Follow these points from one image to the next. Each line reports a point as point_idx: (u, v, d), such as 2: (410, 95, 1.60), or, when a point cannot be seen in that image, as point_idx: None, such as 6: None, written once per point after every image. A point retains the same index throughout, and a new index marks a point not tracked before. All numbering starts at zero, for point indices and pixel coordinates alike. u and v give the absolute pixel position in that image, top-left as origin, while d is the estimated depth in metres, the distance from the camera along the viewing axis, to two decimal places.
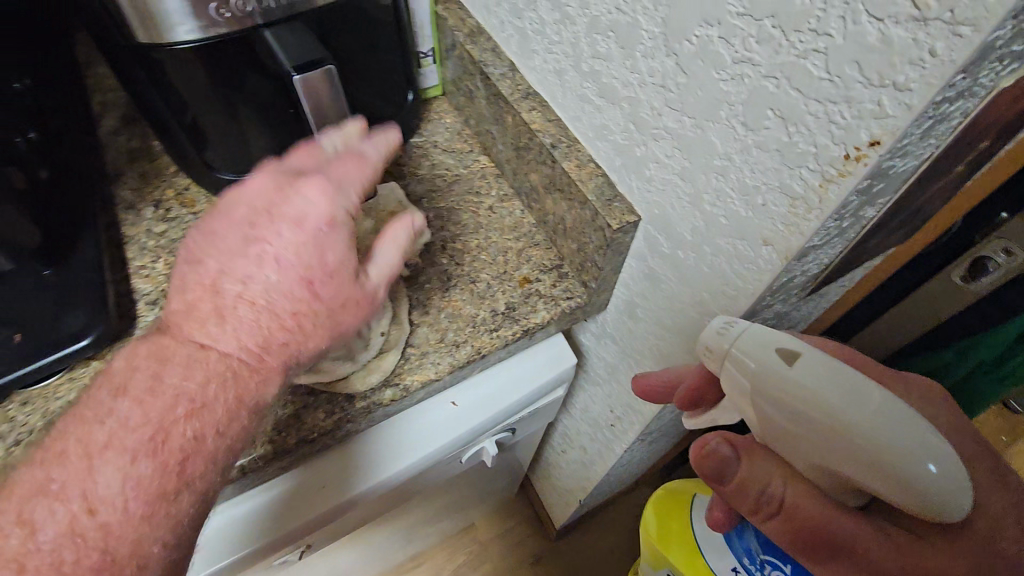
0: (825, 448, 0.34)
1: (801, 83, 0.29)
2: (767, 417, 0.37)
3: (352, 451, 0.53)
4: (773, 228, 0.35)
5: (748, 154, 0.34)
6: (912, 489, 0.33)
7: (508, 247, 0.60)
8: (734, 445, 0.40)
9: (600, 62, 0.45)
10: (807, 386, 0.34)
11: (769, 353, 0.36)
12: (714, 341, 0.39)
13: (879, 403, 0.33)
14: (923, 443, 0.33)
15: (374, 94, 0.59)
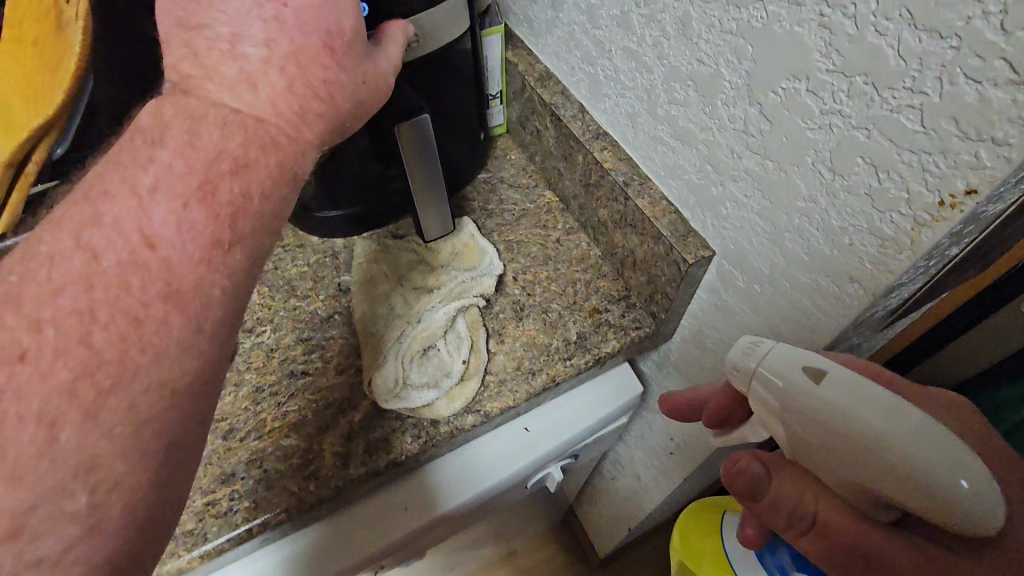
0: (854, 468, 0.32)
1: (895, 135, 0.31)
2: (795, 439, 0.34)
3: (433, 474, 0.55)
4: (861, 266, 0.36)
5: (835, 197, 0.36)
6: (944, 508, 0.30)
7: (577, 278, 0.62)
8: (762, 461, 0.36)
9: (677, 107, 0.47)
10: (834, 405, 0.32)
11: (797, 372, 0.34)
12: (740, 363, 0.37)
13: (908, 419, 0.31)
14: (956, 459, 0.30)
15: (455, 138, 0.62)
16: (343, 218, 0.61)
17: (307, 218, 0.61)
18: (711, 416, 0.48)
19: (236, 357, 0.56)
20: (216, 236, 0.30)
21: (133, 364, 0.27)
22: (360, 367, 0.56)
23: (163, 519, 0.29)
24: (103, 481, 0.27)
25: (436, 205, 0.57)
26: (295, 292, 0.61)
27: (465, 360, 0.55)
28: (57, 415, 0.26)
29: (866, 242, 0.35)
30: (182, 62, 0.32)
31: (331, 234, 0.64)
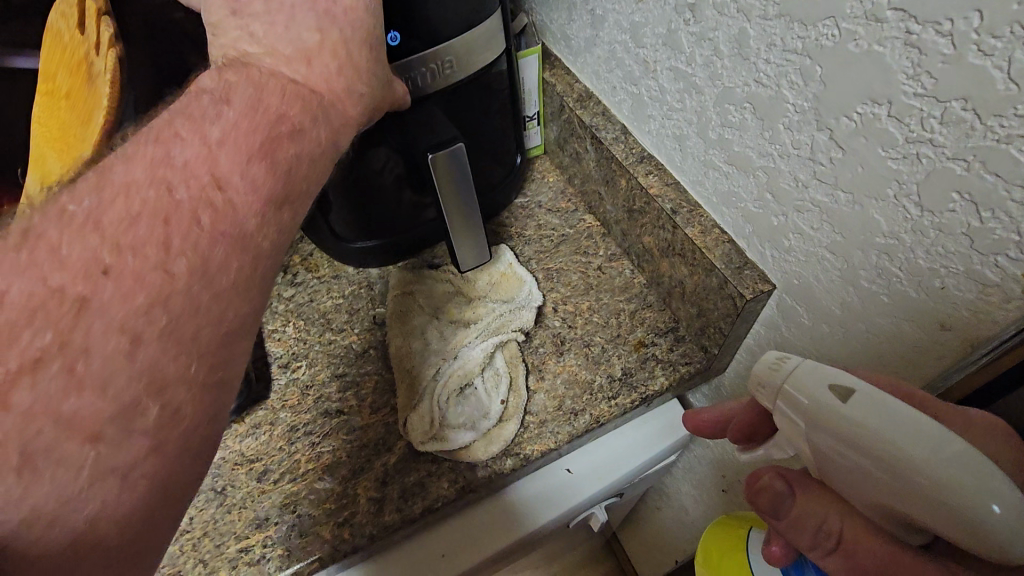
0: (877, 486, 0.31)
1: (1003, 169, 0.27)
2: (822, 457, 0.34)
3: (470, 518, 0.53)
4: (955, 313, 0.32)
5: (923, 235, 0.32)
6: (972, 529, 0.28)
7: (621, 309, 0.59)
8: (788, 481, 0.36)
9: (731, 131, 0.44)
10: (858, 425, 0.31)
11: (822, 389, 0.33)
12: (765, 378, 0.37)
13: (934, 439, 0.29)
14: (986, 480, 0.28)
15: (489, 161, 0.60)
16: (373, 248, 0.59)
17: (336, 248, 0.59)
18: (736, 430, 0.46)
19: (271, 394, 0.55)
20: (276, 193, 0.28)
21: (206, 301, 0.25)
22: (395, 406, 0.54)
23: (200, 465, 0.27)
24: (174, 405, 0.24)
25: (469, 233, 0.53)
26: (330, 325, 0.60)
27: (504, 400, 0.52)
28: (141, 330, 0.23)
29: (963, 286, 0.31)
30: (239, 41, 0.31)
31: (362, 264, 0.62)
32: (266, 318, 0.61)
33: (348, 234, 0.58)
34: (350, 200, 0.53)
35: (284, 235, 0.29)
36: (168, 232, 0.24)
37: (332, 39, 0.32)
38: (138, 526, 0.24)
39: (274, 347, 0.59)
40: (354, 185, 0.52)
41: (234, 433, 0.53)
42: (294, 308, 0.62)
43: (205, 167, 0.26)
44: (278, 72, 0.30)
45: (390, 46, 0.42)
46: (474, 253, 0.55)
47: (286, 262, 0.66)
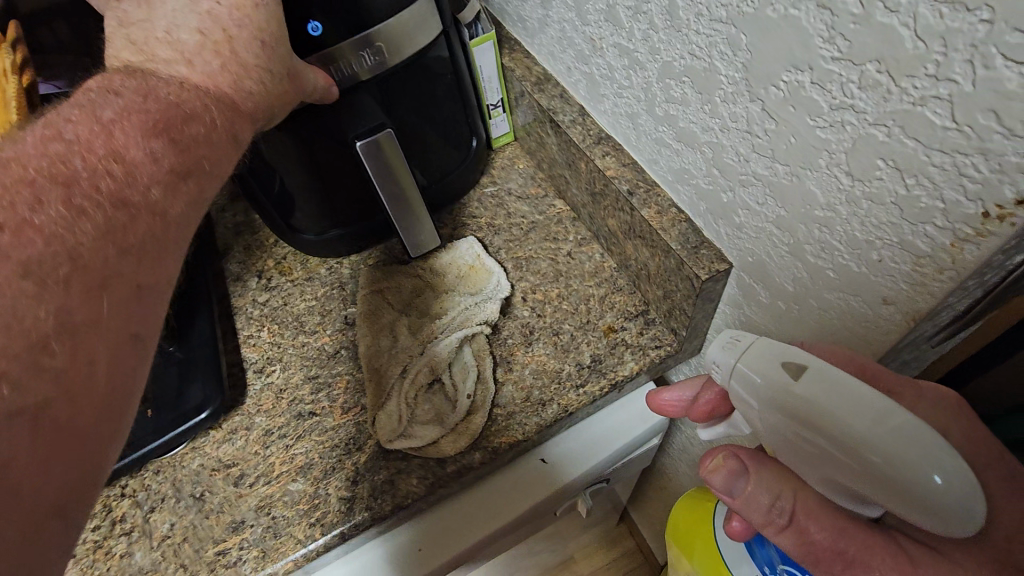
0: (829, 462, 0.32)
1: (920, 133, 0.25)
2: (779, 435, 0.34)
3: (446, 509, 0.53)
4: (894, 287, 0.30)
5: (859, 206, 0.30)
6: (914, 499, 0.29)
7: (590, 294, 0.58)
8: (741, 459, 0.36)
9: (676, 106, 0.42)
10: (811, 403, 0.31)
11: (777, 369, 0.33)
12: (721, 359, 0.36)
13: (879, 412, 0.30)
14: (928, 448, 0.29)
15: (446, 148, 0.59)
16: (336, 238, 0.60)
17: (298, 242, 0.60)
18: (700, 409, 0.46)
19: (247, 398, 0.57)
20: (178, 166, 0.33)
21: (115, 265, 0.29)
22: (365, 405, 0.54)
23: (119, 419, 0.28)
24: (85, 349, 0.27)
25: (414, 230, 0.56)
26: (303, 328, 0.61)
27: (472, 393, 0.52)
28: (44, 275, 0.26)
29: (898, 257, 0.29)
30: (121, 51, 0.36)
31: (331, 255, 0.63)
32: (240, 324, 0.62)
33: (310, 227, 0.58)
34: (306, 192, 0.53)
35: (188, 204, 0.34)
36: (69, 193, 0.28)
37: (215, 40, 0.36)
38: (63, 477, 0.25)
39: (249, 352, 0.59)
40: (306, 177, 0.52)
41: (212, 439, 0.54)
42: (269, 312, 0.62)
43: (101, 142, 0.30)
44: (162, 73, 0.35)
45: (311, 35, 0.42)
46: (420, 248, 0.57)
47: (260, 267, 0.66)
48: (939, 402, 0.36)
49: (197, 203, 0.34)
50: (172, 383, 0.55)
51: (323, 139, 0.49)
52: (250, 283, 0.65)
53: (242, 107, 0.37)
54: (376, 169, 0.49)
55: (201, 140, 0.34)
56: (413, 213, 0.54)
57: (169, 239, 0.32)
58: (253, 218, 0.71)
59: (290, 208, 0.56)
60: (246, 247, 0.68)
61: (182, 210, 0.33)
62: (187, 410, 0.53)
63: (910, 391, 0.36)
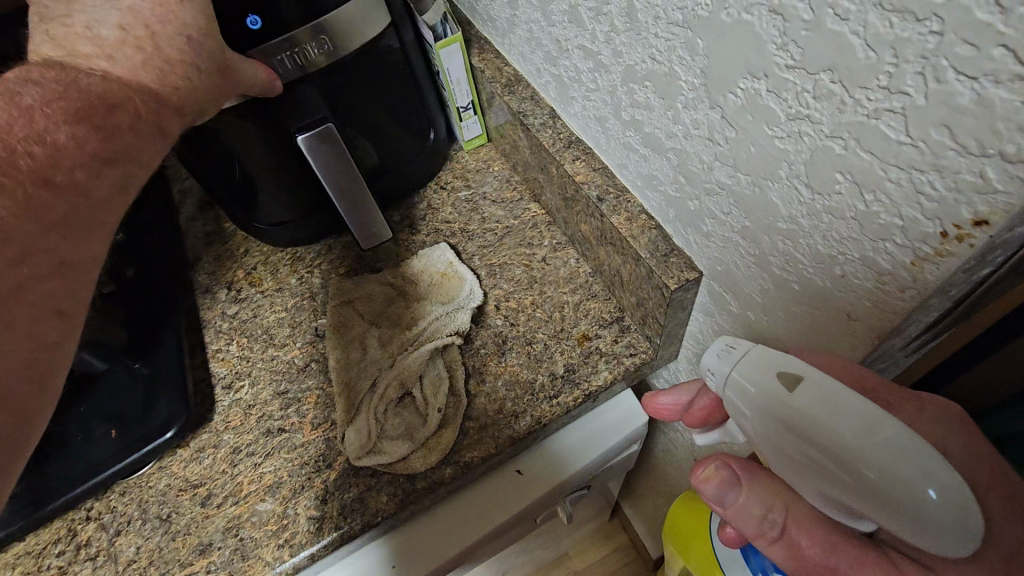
0: (822, 477, 0.31)
1: (876, 147, 0.24)
2: (773, 447, 0.33)
3: (435, 516, 0.52)
4: (858, 303, 0.29)
5: (821, 220, 0.28)
6: (907, 516, 0.28)
7: (565, 301, 0.57)
8: (735, 469, 0.35)
9: (640, 110, 0.40)
10: (807, 417, 0.30)
11: (772, 380, 0.32)
12: (715, 366, 0.35)
13: (874, 425, 0.29)
14: (921, 462, 0.28)
15: (409, 137, 0.59)
16: (306, 221, 0.60)
17: (262, 235, 0.61)
18: (694, 415, 0.46)
19: (215, 415, 0.55)
20: (104, 153, 0.33)
21: (41, 243, 0.30)
22: (335, 420, 0.53)
23: (44, 386, 0.30)
24: (4, 321, 0.29)
25: (360, 221, 0.57)
26: (273, 341, 0.59)
27: (442, 407, 0.51)
28: None
29: (860, 273, 0.28)
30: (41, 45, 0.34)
31: (303, 240, 0.63)
32: (210, 338, 0.61)
33: (279, 215, 0.58)
34: (271, 179, 0.53)
35: (115, 191, 0.34)
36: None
37: (138, 34, 0.34)
38: None
39: (218, 367, 0.58)
40: (265, 170, 0.52)
41: (179, 458, 0.53)
42: (238, 325, 0.61)
43: (21, 125, 0.30)
44: (83, 65, 0.33)
45: (250, 29, 0.41)
46: (367, 236, 0.59)
47: (230, 278, 0.65)
48: (936, 413, 0.35)
49: (127, 186, 0.35)
50: (137, 401, 0.53)
51: (277, 135, 0.49)
52: (220, 294, 0.64)
53: (167, 100, 0.36)
54: (319, 163, 0.50)
55: (131, 127, 0.34)
56: (360, 204, 0.55)
57: (93, 223, 0.33)
58: (224, 226, 0.70)
59: (255, 198, 0.56)
60: (217, 258, 0.67)
61: (111, 195, 0.34)
62: (152, 429, 0.52)
63: (908, 403, 0.35)
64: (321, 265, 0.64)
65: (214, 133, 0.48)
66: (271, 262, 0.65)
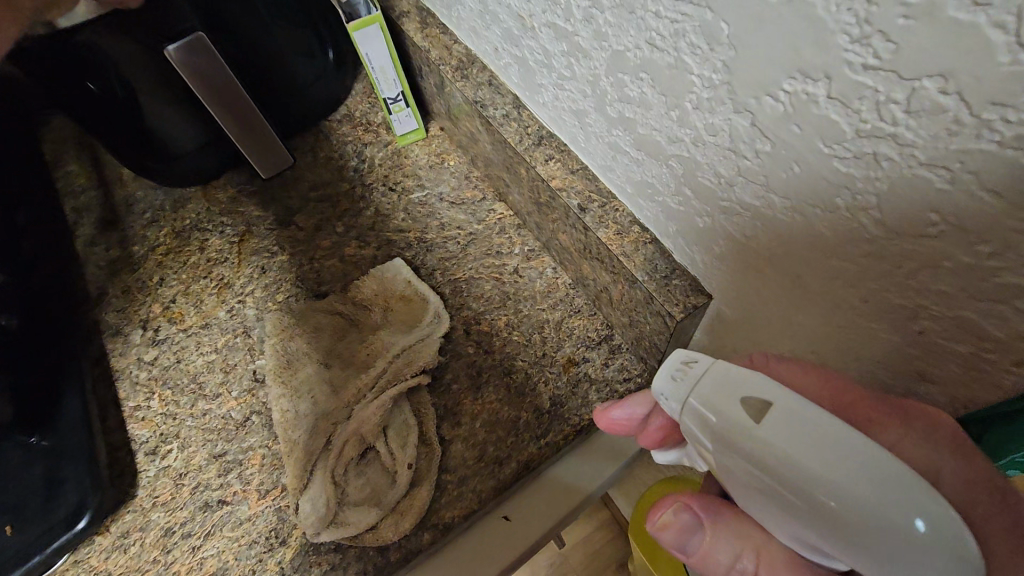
0: (791, 519, 0.22)
1: (1005, 187, 0.17)
2: (734, 484, 0.24)
3: None
4: (939, 364, 0.23)
5: (896, 267, 0.22)
6: (899, 566, 0.20)
7: (544, 320, 0.49)
8: (696, 510, 0.27)
9: (631, 106, 0.32)
10: (777, 451, 0.21)
11: (732, 402, 0.23)
12: (666, 389, 0.26)
13: (858, 456, 0.21)
14: (917, 494, 0.20)
15: (306, 68, 0.56)
16: (208, 151, 0.56)
17: (169, 174, 0.56)
18: (648, 434, 0.35)
19: (139, 489, 0.46)
20: None
21: None
22: (286, 485, 0.45)
23: None
24: None
25: (251, 143, 0.56)
26: (203, 392, 0.50)
27: (412, 462, 0.44)
28: None
29: (948, 333, 0.21)
30: None
31: (210, 173, 0.60)
32: (125, 393, 0.51)
33: (182, 154, 0.54)
34: (173, 124, 0.50)
35: None
36: None
37: None
38: None
39: (138, 429, 0.49)
40: (156, 99, 0.48)
41: (98, 548, 0.44)
42: (159, 374, 0.51)
43: None
44: None
45: None
46: (261, 155, 0.58)
47: (144, 316, 0.55)
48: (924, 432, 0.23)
49: None
50: (36, 483, 0.44)
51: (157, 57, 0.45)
52: (133, 337, 0.53)
53: None
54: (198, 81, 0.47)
55: None
56: (251, 122, 0.53)
57: None
58: (132, 250, 0.59)
59: (157, 147, 0.52)
60: (125, 290, 0.56)
61: None
62: (55, 522, 0.43)
63: (889, 415, 0.24)
64: (253, 293, 0.54)
65: (92, 54, 0.43)
66: (192, 293, 0.55)
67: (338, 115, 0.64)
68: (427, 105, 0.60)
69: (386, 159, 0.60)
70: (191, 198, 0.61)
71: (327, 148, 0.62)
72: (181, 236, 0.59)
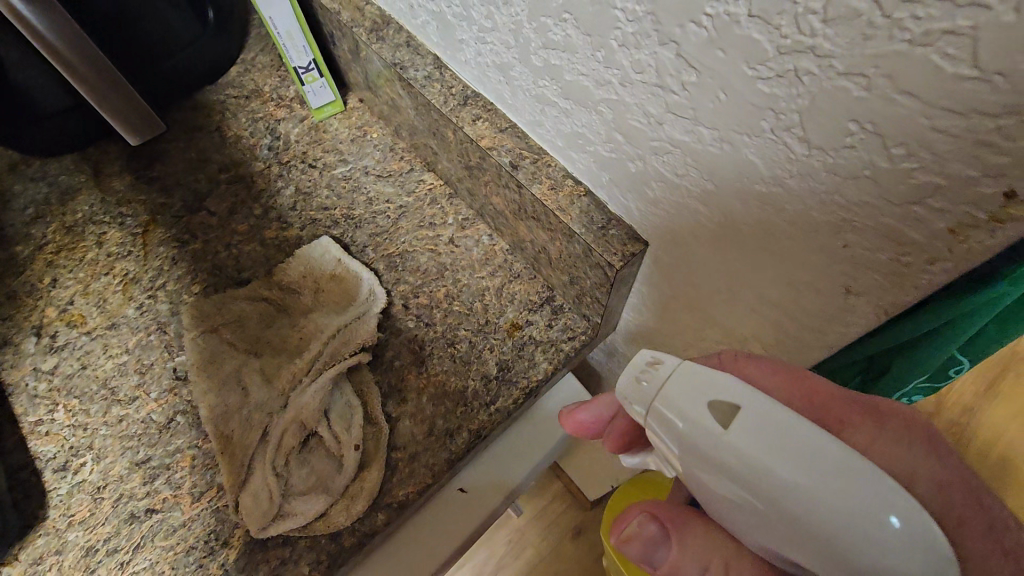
0: (765, 528, 0.23)
1: (921, 86, 0.17)
2: (705, 497, 0.25)
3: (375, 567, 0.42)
4: (864, 276, 0.24)
5: (820, 184, 0.23)
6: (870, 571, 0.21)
7: (484, 287, 0.48)
8: (662, 521, 0.27)
9: (557, 53, 0.32)
10: (748, 457, 0.22)
11: (700, 406, 0.23)
12: (634, 394, 0.26)
13: (829, 456, 0.21)
14: (880, 488, 0.21)
15: (182, 23, 0.52)
16: (76, 115, 0.52)
17: (34, 137, 0.51)
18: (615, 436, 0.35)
19: (50, 511, 0.42)
20: None
21: None
22: (222, 484, 0.42)
23: None
24: None
25: (123, 108, 0.51)
26: (116, 397, 0.45)
27: (359, 443, 0.42)
28: None
29: (871, 245, 0.23)
30: None
31: (78, 140, 0.55)
32: (23, 407, 0.45)
33: (46, 114, 0.50)
34: (44, 78, 0.46)
35: None
36: None
37: None
38: None
39: (43, 445, 0.44)
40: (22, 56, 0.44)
41: None
42: (62, 383, 0.46)
43: None
44: None
45: None
46: (126, 121, 0.52)
47: (37, 322, 0.49)
48: (896, 435, 0.25)
49: None
50: None
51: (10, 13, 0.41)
52: (26, 346, 0.48)
53: None
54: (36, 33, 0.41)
55: None
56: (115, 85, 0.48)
57: None
58: (15, 250, 0.52)
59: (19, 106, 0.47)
60: (11, 295, 0.50)
61: None
62: None
63: (863, 418, 0.26)
64: (165, 286, 0.50)
65: None
66: (93, 293, 0.50)
67: (244, 90, 0.59)
68: (343, 75, 0.56)
69: (303, 135, 0.57)
70: (81, 189, 0.55)
71: (236, 127, 0.58)
72: (74, 231, 0.53)
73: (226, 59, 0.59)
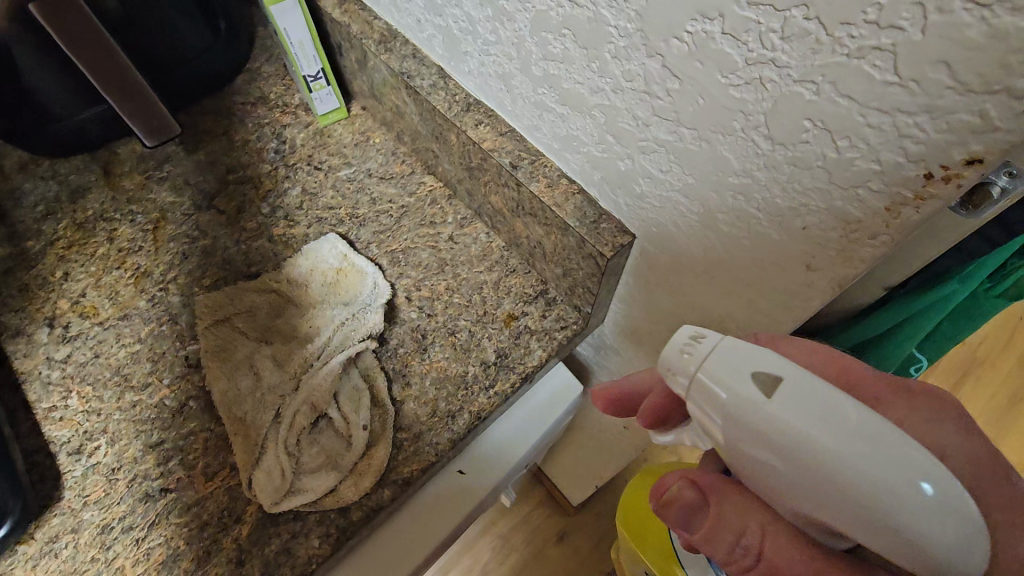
0: (804, 494, 0.24)
1: (856, 90, 0.22)
2: (744, 465, 0.26)
3: (381, 539, 0.45)
4: (822, 253, 0.28)
5: (784, 173, 0.27)
6: (904, 532, 0.23)
7: (482, 281, 0.52)
8: (700, 487, 0.30)
9: (557, 64, 0.36)
10: (792, 429, 0.24)
11: (745, 380, 0.25)
12: (677, 366, 0.27)
13: (869, 429, 0.23)
14: (919, 460, 0.23)
15: (194, 32, 0.55)
16: (90, 119, 0.55)
17: (47, 137, 0.54)
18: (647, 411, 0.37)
19: (65, 492, 0.43)
20: None
21: None
22: (235, 464, 0.44)
23: None
24: None
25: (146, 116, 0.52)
26: (130, 383, 0.47)
27: (367, 423, 0.45)
28: None
29: (826, 225, 0.27)
30: None
31: (88, 142, 0.57)
32: (37, 394, 0.47)
33: (63, 115, 0.53)
34: (63, 83, 0.49)
35: None
36: None
37: None
38: None
39: (57, 430, 0.45)
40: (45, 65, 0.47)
41: (23, 558, 0.41)
42: (75, 371, 0.48)
43: None
44: None
45: None
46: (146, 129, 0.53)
47: (50, 313, 0.50)
48: (923, 412, 0.28)
49: None
50: None
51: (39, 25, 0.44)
52: (39, 336, 0.49)
53: None
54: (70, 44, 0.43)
55: None
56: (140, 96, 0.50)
57: None
58: (25, 246, 0.54)
59: (34, 105, 0.50)
60: (23, 288, 0.51)
61: None
62: None
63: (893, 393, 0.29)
64: (176, 279, 0.52)
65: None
66: (104, 286, 0.52)
67: (251, 97, 0.62)
68: (347, 84, 0.60)
69: (308, 140, 0.60)
70: (91, 188, 0.57)
71: (243, 131, 0.60)
72: (85, 228, 0.55)
73: (234, 68, 0.62)
